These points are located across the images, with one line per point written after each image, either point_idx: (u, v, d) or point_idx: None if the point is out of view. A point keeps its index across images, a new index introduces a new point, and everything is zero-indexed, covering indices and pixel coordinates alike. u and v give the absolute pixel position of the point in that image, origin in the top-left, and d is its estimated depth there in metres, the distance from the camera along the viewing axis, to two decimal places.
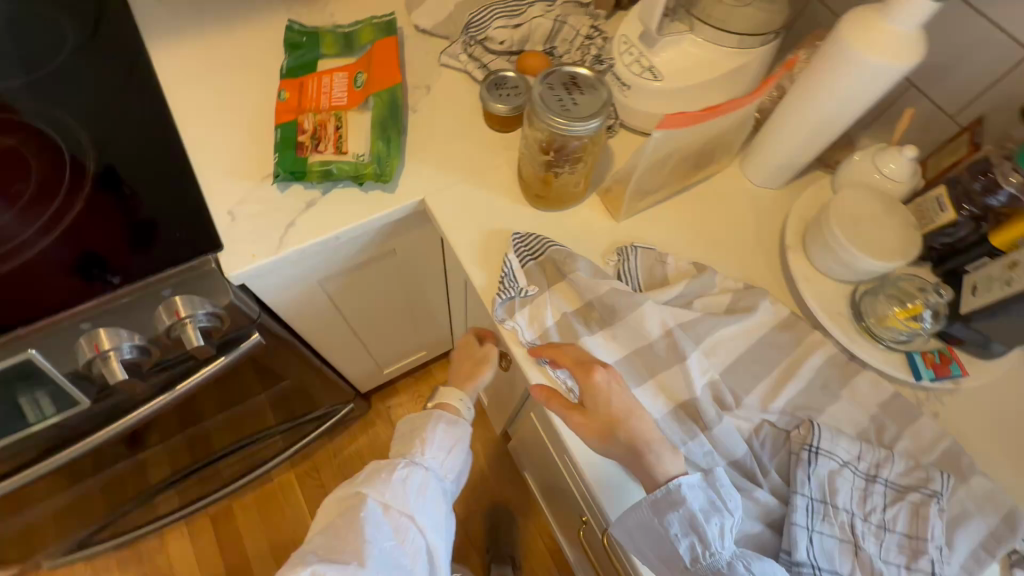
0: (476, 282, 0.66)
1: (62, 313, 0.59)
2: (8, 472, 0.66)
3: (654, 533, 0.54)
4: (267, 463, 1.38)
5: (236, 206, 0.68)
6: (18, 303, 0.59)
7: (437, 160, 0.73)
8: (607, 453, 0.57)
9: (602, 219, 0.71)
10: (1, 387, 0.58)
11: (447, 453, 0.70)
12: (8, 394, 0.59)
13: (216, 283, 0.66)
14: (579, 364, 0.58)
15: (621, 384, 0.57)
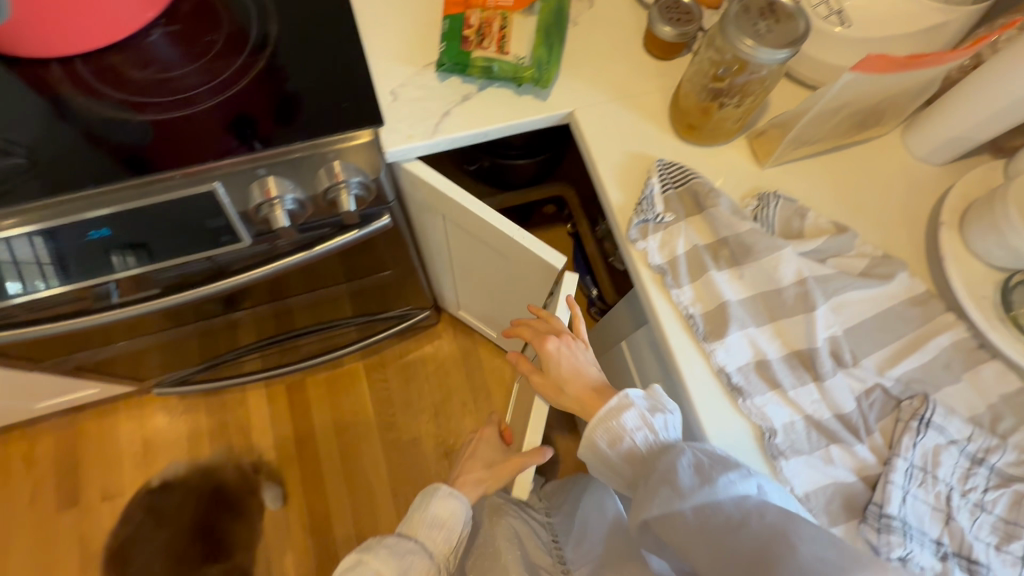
0: (613, 200, 0.68)
1: (246, 156, 0.64)
2: (176, 287, 0.77)
3: (612, 433, 0.56)
4: (342, 350, 1.48)
5: (398, 87, 0.71)
6: (209, 138, 0.65)
7: (591, 75, 0.73)
8: (563, 405, 0.65)
9: (747, 163, 0.70)
10: (186, 211, 0.66)
11: (439, 529, 0.72)
12: (190, 219, 0.67)
13: (373, 155, 0.69)
14: (538, 336, 0.68)
15: (573, 350, 0.66)
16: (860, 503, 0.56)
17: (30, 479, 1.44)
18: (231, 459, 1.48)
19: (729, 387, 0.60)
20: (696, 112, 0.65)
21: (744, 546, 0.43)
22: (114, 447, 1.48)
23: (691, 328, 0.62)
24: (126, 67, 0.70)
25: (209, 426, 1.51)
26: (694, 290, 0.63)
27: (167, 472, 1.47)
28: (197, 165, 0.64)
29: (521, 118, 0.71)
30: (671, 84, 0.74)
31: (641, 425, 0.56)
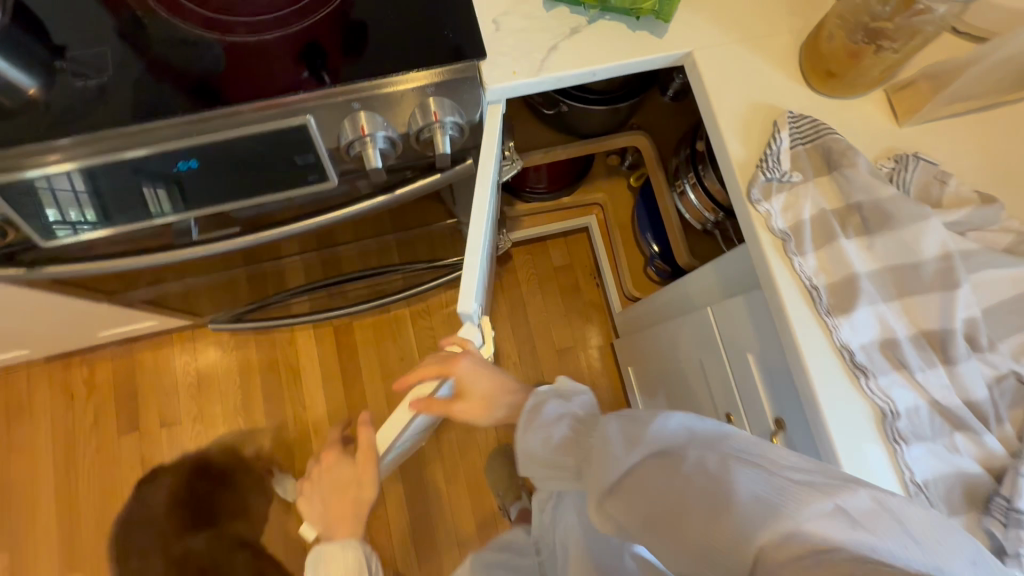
0: (732, 155, 0.62)
1: (342, 86, 0.60)
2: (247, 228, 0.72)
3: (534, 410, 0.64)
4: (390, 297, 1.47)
5: (500, 17, 0.65)
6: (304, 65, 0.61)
7: (712, 11, 0.66)
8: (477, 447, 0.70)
9: (883, 119, 0.63)
10: (275, 144, 0.62)
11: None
12: (277, 153, 0.63)
13: (472, 92, 0.63)
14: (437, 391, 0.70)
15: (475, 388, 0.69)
16: (983, 494, 0.53)
17: (92, 404, 1.50)
18: (281, 398, 1.52)
19: (851, 366, 0.56)
20: (841, 57, 0.58)
21: (686, 499, 0.44)
22: (169, 377, 1.52)
23: (812, 301, 0.57)
24: None
25: (260, 364, 1.53)
26: (818, 259, 0.58)
27: (220, 406, 1.51)
28: (273, 100, 0.60)
29: (635, 56, 0.64)
30: (804, 24, 0.65)
31: (557, 412, 0.64)
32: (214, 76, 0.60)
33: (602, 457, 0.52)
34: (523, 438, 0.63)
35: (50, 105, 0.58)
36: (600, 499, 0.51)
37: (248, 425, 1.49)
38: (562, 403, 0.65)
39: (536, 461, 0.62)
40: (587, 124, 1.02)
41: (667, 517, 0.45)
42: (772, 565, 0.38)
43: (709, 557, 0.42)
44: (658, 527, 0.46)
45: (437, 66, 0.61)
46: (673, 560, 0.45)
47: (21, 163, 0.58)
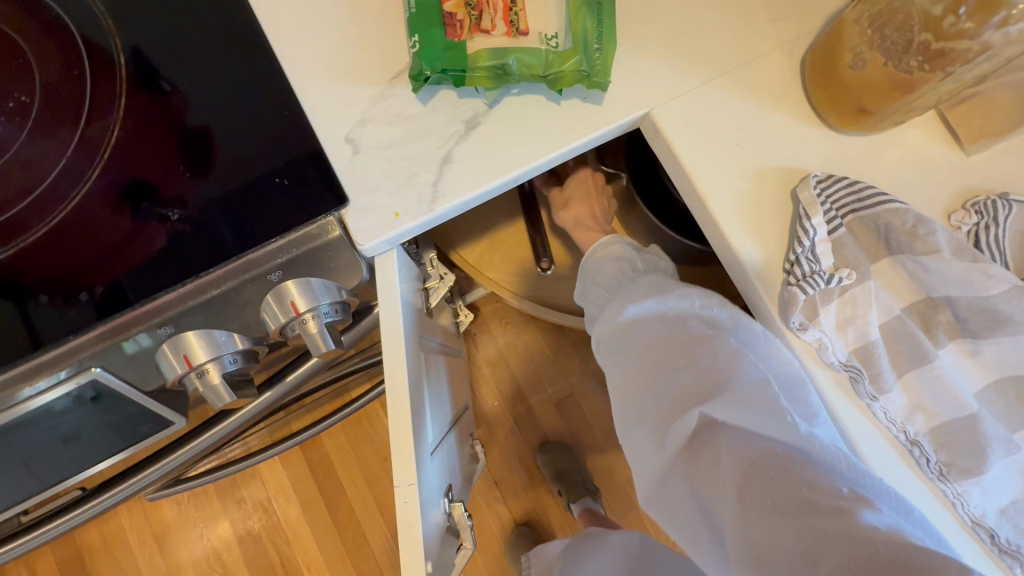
0: (745, 259, 0.41)
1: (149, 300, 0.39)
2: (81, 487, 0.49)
3: (593, 272, 0.56)
4: None
5: (359, 129, 0.43)
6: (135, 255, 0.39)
7: (661, 46, 0.44)
8: None
9: (940, 151, 0.43)
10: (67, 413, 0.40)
11: None
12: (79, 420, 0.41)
13: (341, 257, 0.43)
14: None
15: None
16: None
17: None
18: (260, 539, 1.31)
19: (993, 547, 0.38)
20: (878, 87, 0.38)
21: (750, 419, 0.37)
22: (125, 553, 1.30)
23: (913, 461, 0.40)
24: None
25: (224, 508, 1.32)
26: (907, 393, 0.39)
27: (191, 564, 1.30)
28: (51, 351, 0.39)
29: (570, 140, 0.43)
30: (798, 32, 0.44)
31: (615, 258, 0.55)
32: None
33: (625, 331, 0.46)
34: (578, 287, 0.58)
35: None
36: (597, 334, 0.50)
37: None
38: (634, 251, 0.56)
39: (590, 295, 0.56)
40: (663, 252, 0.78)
41: (668, 374, 0.42)
42: (730, 471, 0.36)
43: (660, 429, 0.41)
44: (653, 409, 0.42)
45: (269, 241, 0.40)
46: (648, 452, 0.42)
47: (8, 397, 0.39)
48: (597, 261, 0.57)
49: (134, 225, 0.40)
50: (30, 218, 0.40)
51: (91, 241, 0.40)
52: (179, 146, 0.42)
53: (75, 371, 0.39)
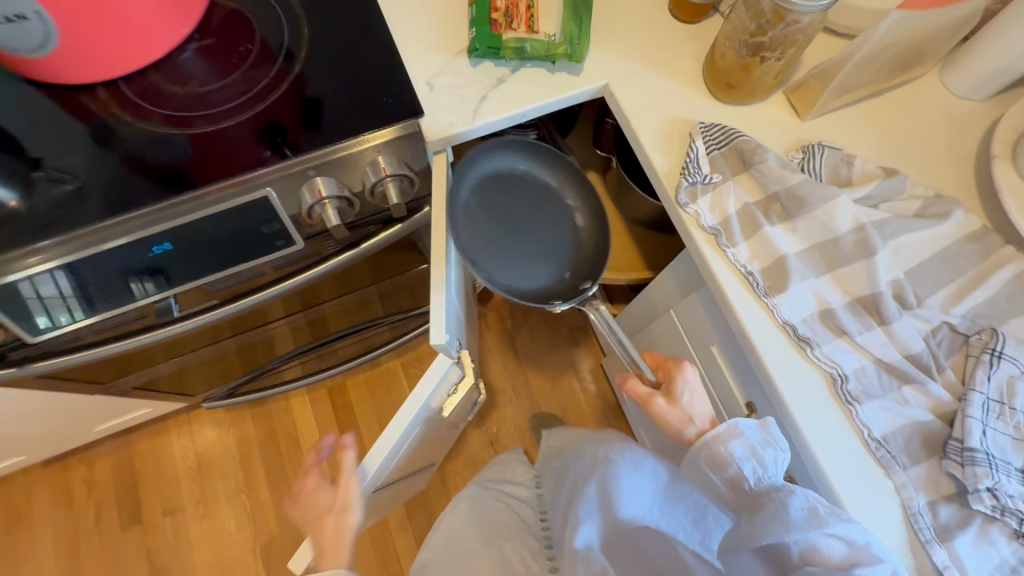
0: (657, 167, 0.68)
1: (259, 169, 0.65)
2: (223, 297, 0.79)
3: (717, 457, 0.61)
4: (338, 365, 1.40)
5: (434, 77, 0.72)
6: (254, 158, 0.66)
7: (619, 46, 0.73)
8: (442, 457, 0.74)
9: (787, 118, 0.70)
10: (218, 235, 0.68)
11: None
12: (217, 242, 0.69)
13: (416, 145, 0.70)
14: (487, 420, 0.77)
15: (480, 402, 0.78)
16: (939, 440, 0.57)
17: (92, 499, 1.48)
18: (284, 466, 1.52)
19: (796, 339, 0.60)
20: (735, 69, 0.65)
21: None
22: (168, 464, 1.51)
23: (751, 286, 0.63)
24: (169, 85, 0.71)
25: (258, 436, 1.54)
26: (749, 247, 0.64)
27: (224, 482, 1.50)
28: (238, 177, 0.64)
29: (556, 95, 0.71)
30: (703, 45, 0.73)
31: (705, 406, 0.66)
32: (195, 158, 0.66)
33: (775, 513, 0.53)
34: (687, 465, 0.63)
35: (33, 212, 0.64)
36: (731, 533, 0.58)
37: (253, 498, 1.49)
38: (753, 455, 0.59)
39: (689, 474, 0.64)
40: (639, 214, 1.05)
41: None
42: None
43: None
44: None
45: (371, 130, 0.67)
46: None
47: (14, 267, 0.62)
48: (709, 453, 0.61)
49: (265, 143, 0.66)
50: (234, 112, 0.69)
51: (272, 120, 0.68)
52: (325, 78, 0.70)
53: (67, 256, 0.63)
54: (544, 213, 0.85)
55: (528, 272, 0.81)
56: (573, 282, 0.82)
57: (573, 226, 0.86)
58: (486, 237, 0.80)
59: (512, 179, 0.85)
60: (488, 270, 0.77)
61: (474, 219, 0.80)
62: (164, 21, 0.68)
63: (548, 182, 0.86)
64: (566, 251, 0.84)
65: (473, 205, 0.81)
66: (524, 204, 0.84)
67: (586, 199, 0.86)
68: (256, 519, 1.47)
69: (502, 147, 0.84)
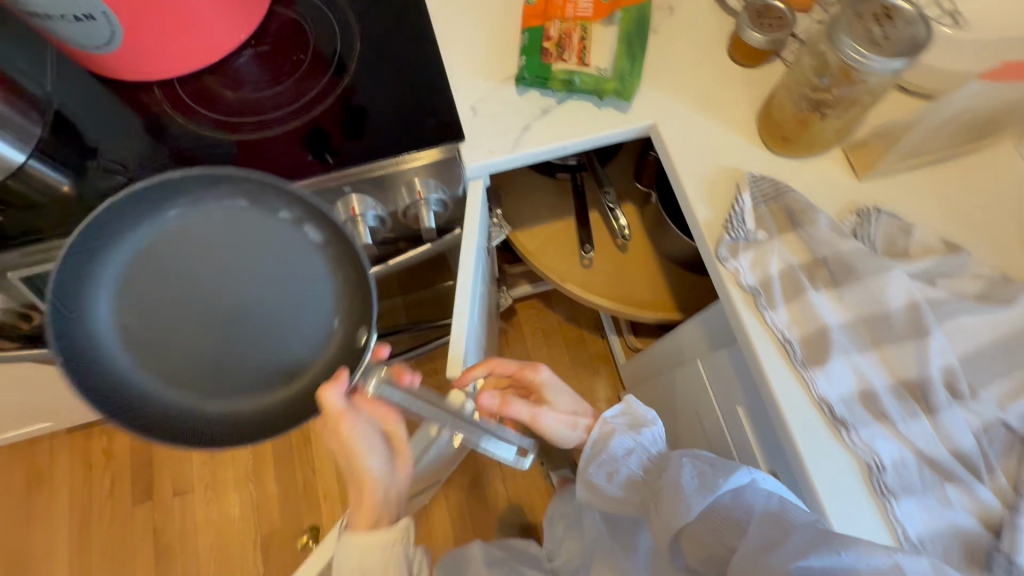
0: (699, 216, 0.65)
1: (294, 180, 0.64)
2: None
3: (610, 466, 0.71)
4: None
5: (478, 102, 0.71)
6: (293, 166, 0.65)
7: (672, 86, 0.71)
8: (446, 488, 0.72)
9: (843, 176, 0.66)
10: None
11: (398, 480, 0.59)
12: None
13: (453, 170, 0.69)
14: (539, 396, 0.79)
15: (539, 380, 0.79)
16: (982, 550, 0.52)
17: (109, 470, 1.52)
18: (292, 461, 1.53)
19: (832, 418, 0.56)
20: (792, 123, 0.62)
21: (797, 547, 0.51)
22: None
23: (787, 355, 0.59)
24: (220, 89, 0.72)
25: None
26: (790, 313, 0.60)
27: (234, 469, 1.53)
28: None
29: (601, 131, 0.69)
30: (760, 92, 0.70)
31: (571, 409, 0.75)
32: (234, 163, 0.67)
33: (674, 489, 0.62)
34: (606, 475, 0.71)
35: (82, 204, 0.67)
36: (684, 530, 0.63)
37: (260, 488, 1.51)
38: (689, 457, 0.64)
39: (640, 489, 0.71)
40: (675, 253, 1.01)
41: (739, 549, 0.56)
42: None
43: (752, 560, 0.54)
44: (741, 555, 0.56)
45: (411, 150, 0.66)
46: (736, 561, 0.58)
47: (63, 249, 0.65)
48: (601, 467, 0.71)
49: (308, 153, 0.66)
50: (281, 120, 0.70)
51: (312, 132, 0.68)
52: (370, 95, 0.70)
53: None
54: (223, 262, 0.55)
55: (274, 358, 0.55)
56: (344, 335, 0.55)
57: (310, 248, 0.56)
58: (169, 353, 0.53)
59: (149, 243, 0.54)
60: (191, 403, 0.52)
61: (142, 332, 0.53)
62: (222, 27, 0.69)
63: (169, 218, 0.54)
64: (304, 304, 0.56)
65: (130, 316, 0.53)
66: (212, 264, 0.55)
67: (308, 203, 0.54)
68: (261, 510, 1.49)
69: (160, 197, 0.53)
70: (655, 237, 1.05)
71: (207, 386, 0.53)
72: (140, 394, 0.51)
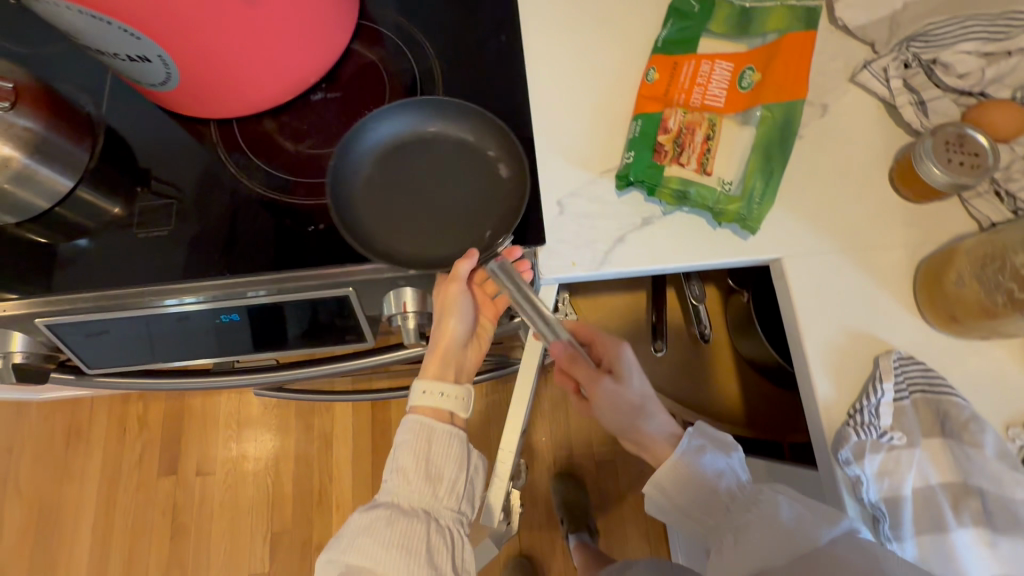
0: (819, 393, 0.52)
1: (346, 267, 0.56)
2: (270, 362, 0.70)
3: (694, 473, 0.57)
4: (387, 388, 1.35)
5: (568, 197, 0.60)
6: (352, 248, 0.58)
7: (809, 211, 0.57)
8: None
9: (1017, 372, 0.51)
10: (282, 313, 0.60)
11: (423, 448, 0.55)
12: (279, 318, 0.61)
13: (525, 277, 0.59)
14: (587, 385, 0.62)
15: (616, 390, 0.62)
16: None
17: (140, 438, 1.55)
18: (311, 464, 1.52)
19: None
20: (970, 307, 0.48)
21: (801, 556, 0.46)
22: (212, 427, 1.56)
23: None
24: (284, 137, 0.64)
25: (296, 425, 1.55)
26: (920, 550, 0.47)
27: (255, 460, 1.53)
28: (321, 272, 0.56)
29: (711, 258, 0.57)
30: (924, 238, 0.56)
31: (666, 429, 0.62)
32: (290, 232, 0.60)
33: (779, 537, 0.48)
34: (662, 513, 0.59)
35: (120, 248, 0.61)
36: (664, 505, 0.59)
37: (277, 484, 1.51)
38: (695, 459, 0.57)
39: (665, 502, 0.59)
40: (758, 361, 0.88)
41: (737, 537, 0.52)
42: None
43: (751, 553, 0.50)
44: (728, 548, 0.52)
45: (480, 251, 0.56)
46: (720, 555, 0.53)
47: (148, 302, 0.58)
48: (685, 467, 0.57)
49: None
50: None
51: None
52: None
53: (209, 298, 0.58)
54: (459, 167, 0.57)
55: (441, 202, 0.56)
56: (484, 245, 0.54)
57: (496, 183, 0.56)
58: (410, 219, 0.55)
59: (410, 133, 0.58)
60: (374, 240, 0.54)
61: (385, 200, 0.56)
62: (292, 72, 0.60)
63: (458, 132, 0.58)
64: (469, 228, 0.55)
65: (372, 167, 0.57)
66: (422, 175, 0.57)
67: (513, 149, 0.57)
68: (274, 507, 1.49)
69: (418, 152, 0.57)
70: (737, 336, 0.91)
71: (429, 237, 0.55)
72: (360, 235, 0.54)
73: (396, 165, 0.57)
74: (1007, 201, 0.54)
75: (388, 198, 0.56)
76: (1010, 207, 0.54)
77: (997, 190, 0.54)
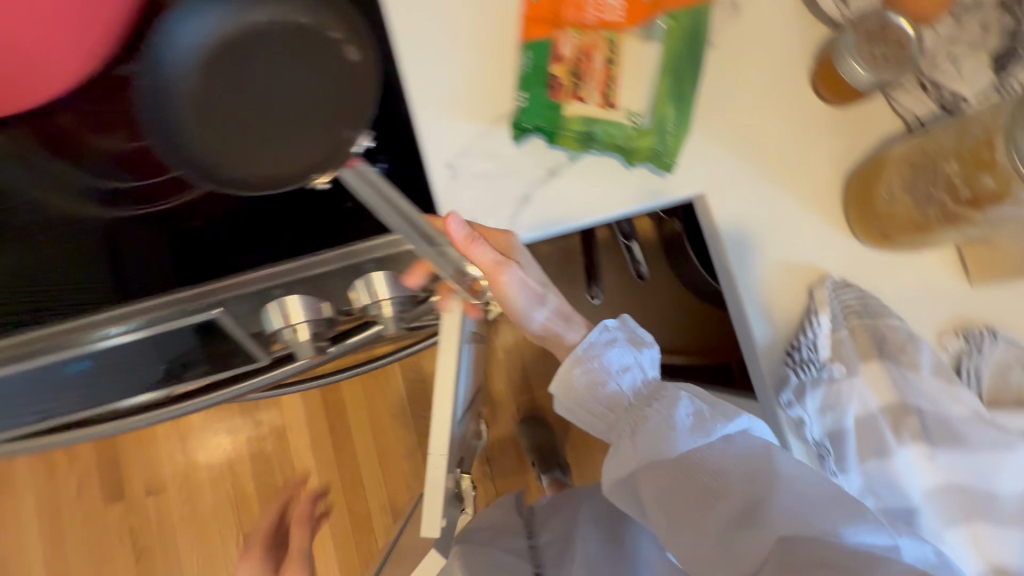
0: (755, 335, 0.49)
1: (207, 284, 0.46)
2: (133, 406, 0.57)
3: (594, 377, 0.49)
4: None
5: (459, 157, 0.50)
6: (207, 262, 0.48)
7: (729, 135, 0.51)
8: None
9: (949, 280, 0.49)
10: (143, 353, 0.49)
11: None
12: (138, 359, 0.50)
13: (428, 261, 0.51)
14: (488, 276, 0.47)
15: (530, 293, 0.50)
16: None
17: (73, 471, 1.43)
18: (270, 459, 1.45)
19: None
20: (901, 222, 0.45)
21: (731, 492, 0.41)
22: (151, 444, 1.45)
23: None
24: (88, 129, 0.50)
25: (243, 424, 1.46)
26: (864, 478, 0.46)
27: (207, 466, 1.45)
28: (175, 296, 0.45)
29: (629, 206, 0.50)
30: (851, 147, 0.51)
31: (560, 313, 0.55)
32: (108, 255, 0.47)
33: (714, 472, 0.41)
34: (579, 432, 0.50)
35: None
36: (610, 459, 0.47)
37: (237, 487, 1.44)
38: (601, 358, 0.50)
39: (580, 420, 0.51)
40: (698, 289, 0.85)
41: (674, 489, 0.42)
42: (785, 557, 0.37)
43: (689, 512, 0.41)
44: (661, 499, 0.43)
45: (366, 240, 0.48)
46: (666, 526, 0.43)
47: (75, 342, 0.44)
48: (586, 372, 0.49)
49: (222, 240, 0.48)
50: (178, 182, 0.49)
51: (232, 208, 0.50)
52: None
53: (145, 324, 0.46)
54: (299, 61, 0.47)
55: (285, 108, 0.46)
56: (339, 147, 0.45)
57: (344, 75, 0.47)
58: (254, 130, 0.46)
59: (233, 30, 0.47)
60: (217, 161, 0.45)
61: (214, 112, 0.46)
62: None
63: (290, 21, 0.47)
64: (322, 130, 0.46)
65: (190, 78, 0.46)
66: (256, 79, 0.47)
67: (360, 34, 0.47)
68: (240, 510, 1.44)
69: (244, 46, 0.46)
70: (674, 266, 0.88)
71: (280, 144, 0.46)
72: (197, 165, 0.45)
73: (222, 73, 0.46)
74: (932, 92, 0.49)
75: (217, 114, 0.46)
76: (936, 100, 0.49)
77: (923, 83, 0.49)
